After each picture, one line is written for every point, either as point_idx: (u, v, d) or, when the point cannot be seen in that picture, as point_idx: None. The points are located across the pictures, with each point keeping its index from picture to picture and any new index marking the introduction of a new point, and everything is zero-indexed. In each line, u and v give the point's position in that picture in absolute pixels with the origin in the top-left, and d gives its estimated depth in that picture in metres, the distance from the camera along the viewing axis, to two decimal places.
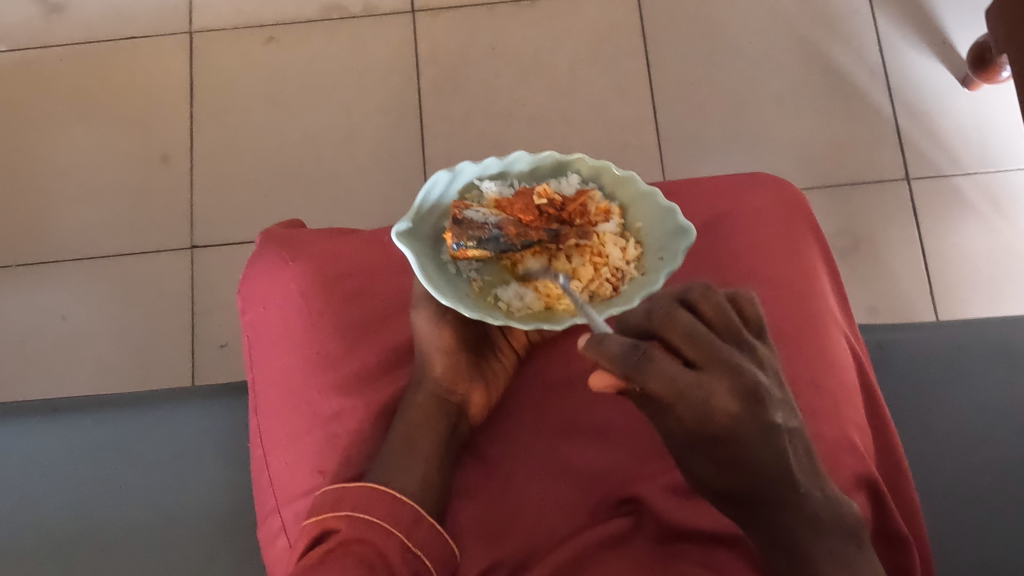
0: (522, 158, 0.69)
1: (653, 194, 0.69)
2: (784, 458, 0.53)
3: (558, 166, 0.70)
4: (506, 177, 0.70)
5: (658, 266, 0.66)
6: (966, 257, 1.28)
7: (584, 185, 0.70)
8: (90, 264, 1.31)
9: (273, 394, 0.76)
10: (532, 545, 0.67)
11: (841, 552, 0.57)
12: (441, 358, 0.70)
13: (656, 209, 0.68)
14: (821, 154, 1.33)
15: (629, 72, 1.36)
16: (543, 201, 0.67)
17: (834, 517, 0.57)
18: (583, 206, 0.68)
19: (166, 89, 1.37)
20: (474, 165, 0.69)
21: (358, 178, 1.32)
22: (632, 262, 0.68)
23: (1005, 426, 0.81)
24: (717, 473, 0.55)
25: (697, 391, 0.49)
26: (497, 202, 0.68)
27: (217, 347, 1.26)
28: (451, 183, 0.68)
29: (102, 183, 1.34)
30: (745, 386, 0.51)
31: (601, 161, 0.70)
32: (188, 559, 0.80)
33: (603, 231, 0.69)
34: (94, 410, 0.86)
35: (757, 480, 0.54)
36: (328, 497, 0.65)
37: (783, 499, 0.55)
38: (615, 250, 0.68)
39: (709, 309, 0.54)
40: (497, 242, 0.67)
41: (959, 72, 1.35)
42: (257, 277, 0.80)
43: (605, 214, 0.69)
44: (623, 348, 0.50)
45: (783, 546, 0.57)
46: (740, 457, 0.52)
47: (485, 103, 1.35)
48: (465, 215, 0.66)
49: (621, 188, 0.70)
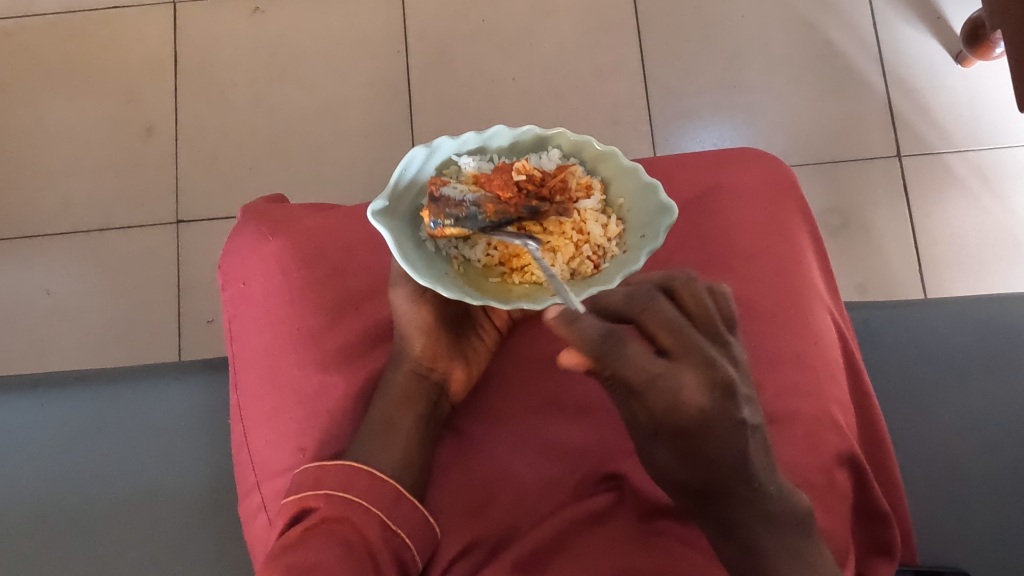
0: (501, 133, 0.68)
1: (635, 170, 0.67)
2: (747, 451, 0.56)
3: (539, 141, 0.69)
4: (486, 152, 0.69)
5: (639, 244, 0.66)
6: (955, 234, 1.28)
7: (565, 161, 0.69)
8: (74, 237, 1.29)
9: (252, 372, 0.76)
10: (514, 523, 0.67)
11: (797, 548, 0.57)
12: (422, 336, 0.70)
13: (638, 185, 0.67)
14: (812, 131, 1.32)
15: (619, 46, 1.34)
16: (521, 177, 0.66)
17: (788, 511, 0.58)
18: (562, 183, 0.67)
19: (149, 59, 1.35)
20: (452, 140, 0.67)
21: (345, 153, 1.31)
22: (613, 240, 0.67)
23: (989, 402, 0.81)
24: (678, 463, 0.58)
25: (667, 382, 0.54)
26: (475, 177, 0.67)
27: (204, 323, 1.25)
28: (429, 158, 0.67)
29: (85, 155, 1.32)
30: (716, 379, 0.54)
31: (582, 136, 0.68)
32: (172, 536, 0.80)
33: (584, 208, 0.68)
34: (74, 385, 0.85)
35: (719, 470, 0.56)
36: (307, 475, 0.65)
37: (738, 493, 0.57)
38: (596, 227, 0.67)
39: (688, 297, 0.58)
40: (474, 220, 0.65)
41: (953, 47, 1.34)
42: (237, 252, 0.80)
43: (587, 190, 0.68)
44: (595, 330, 0.55)
45: (737, 543, 0.58)
46: (701, 449, 0.55)
47: (474, 77, 1.33)
48: (443, 192, 0.65)
49: (603, 163, 0.69)
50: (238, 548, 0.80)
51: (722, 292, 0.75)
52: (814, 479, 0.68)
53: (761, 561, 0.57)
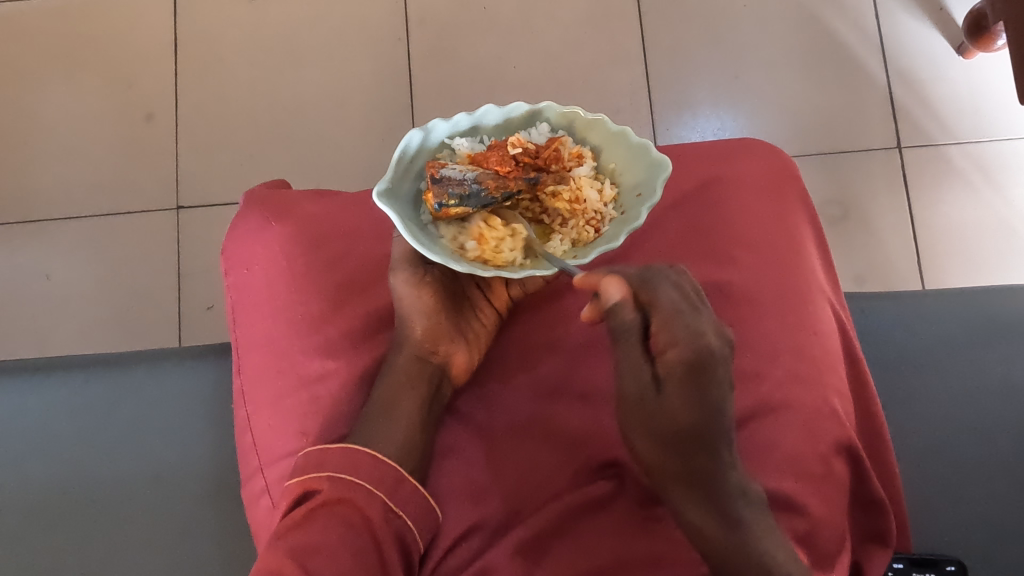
0: (491, 111, 0.68)
1: (624, 134, 0.68)
2: (733, 412, 0.60)
3: (529, 116, 0.69)
4: (478, 132, 0.69)
5: (637, 202, 0.67)
6: (954, 226, 1.28)
7: (555, 133, 0.69)
8: (75, 222, 1.29)
9: (256, 357, 0.76)
10: (514, 508, 0.68)
11: (763, 521, 0.60)
12: (423, 319, 0.70)
13: (629, 148, 0.68)
14: (812, 122, 1.32)
15: (621, 35, 1.34)
16: (517, 150, 0.66)
17: (754, 488, 0.61)
18: (556, 153, 0.67)
19: (149, 44, 1.34)
20: (445, 122, 0.67)
21: (345, 140, 1.30)
22: (609, 204, 0.68)
23: (988, 393, 0.82)
24: (686, 409, 0.58)
25: (692, 317, 0.59)
26: (470, 156, 0.67)
27: (204, 308, 1.26)
28: (424, 141, 0.67)
29: (85, 140, 1.32)
30: (722, 334, 0.61)
31: (570, 107, 0.68)
32: (173, 524, 0.81)
33: (579, 175, 0.68)
34: (76, 370, 0.85)
35: (716, 419, 0.59)
36: (311, 457, 0.65)
37: (722, 454, 0.59)
38: (593, 192, 0.68)
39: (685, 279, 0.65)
40: (478, 198, 0.65)
41: (954, 39, 1.34)
42: (239, 238, 0.80)
43: (578, 158, 0.69)
44: (635, 270, 0.60)
45: (721, 512, 0.59)
46: (712, 393, 0.58)
47: (475, 65, 1.33)
48: (443, 173, 0.64)
49: (592, 131, 0.69)
50: (238, 535, 0.80)
51: (721, 281, 0.75)
52: (812, 468, 0.69)
53: (741, 532, 0.58)
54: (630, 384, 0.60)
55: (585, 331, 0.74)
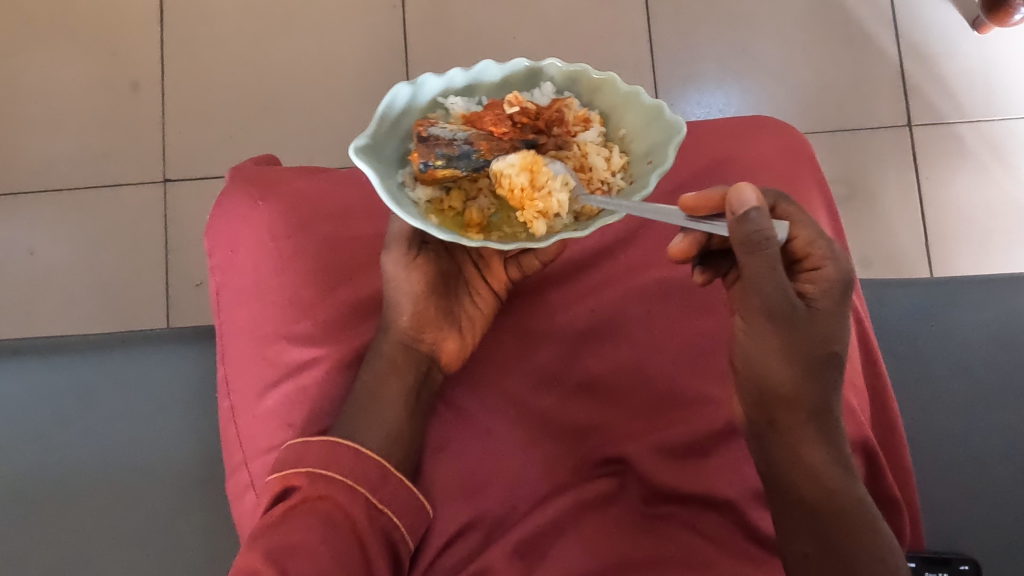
0: (490, 67, 0.62)
1: (637, 94, 0.62)
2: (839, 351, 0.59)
3: (531, 75, 0.63)
4: (474, 93, 0.62)
5: (647, 170, 0.60)
6: (964, 207, 1.25)
7: (559, 95, 0.63)
8: (57, 195, 1.25)
9: (240, 344, 0.73)
10: (512, 503, 0.66)
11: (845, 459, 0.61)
12: (411, 303, 0.65)
13: (641, 112, 0.62)
14: (820, 98, 1.27)
15: (624, 5, 1.29)
16: (515, 109, 0.60)
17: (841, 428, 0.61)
18: (560, 114, 0.61)
19: (133, 9, 1.28)
20: (437, 78, 0.60)
21: (337, 112, 1.26)
22: (617, 173, 0.62)
23: (1003, 384, 0.79)
24: (828, 331, 0.55)
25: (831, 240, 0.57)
26: (465, 117, 0.61)
27: (191, 286, 1.22)
28: (412, 98, 0.60)
29: (66, 110, 1.27)
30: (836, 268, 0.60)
31: (577, 65, 0.62)
32: (156, 515, 0.78)
33: (584, 141, 0.62)
34: (53, 352, 0.81)
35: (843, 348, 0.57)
36: (290, 452, 0.62)
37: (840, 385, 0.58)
38: (599, 159, 0.61)
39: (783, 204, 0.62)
40: (468, 160, 0.59)
41: (970, 12, 1.28)
42: (223, 217, 0.75)
43: (585, 122, 0.62)
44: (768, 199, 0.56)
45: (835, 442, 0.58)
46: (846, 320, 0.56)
47: (471, 34, 1.27)
48: (431, 131, 0.58)
49: (601, 93, 0.63)
50: (224, 527, 0.78)
51: None
52: None
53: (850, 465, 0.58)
54: (778, 298, 0.52)
55: (585, 318, 0.71)
